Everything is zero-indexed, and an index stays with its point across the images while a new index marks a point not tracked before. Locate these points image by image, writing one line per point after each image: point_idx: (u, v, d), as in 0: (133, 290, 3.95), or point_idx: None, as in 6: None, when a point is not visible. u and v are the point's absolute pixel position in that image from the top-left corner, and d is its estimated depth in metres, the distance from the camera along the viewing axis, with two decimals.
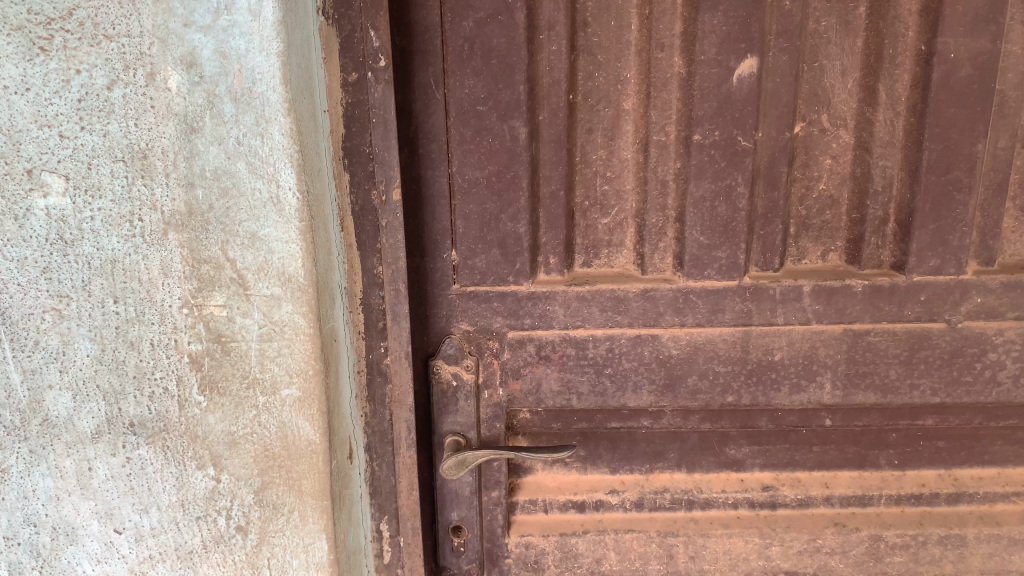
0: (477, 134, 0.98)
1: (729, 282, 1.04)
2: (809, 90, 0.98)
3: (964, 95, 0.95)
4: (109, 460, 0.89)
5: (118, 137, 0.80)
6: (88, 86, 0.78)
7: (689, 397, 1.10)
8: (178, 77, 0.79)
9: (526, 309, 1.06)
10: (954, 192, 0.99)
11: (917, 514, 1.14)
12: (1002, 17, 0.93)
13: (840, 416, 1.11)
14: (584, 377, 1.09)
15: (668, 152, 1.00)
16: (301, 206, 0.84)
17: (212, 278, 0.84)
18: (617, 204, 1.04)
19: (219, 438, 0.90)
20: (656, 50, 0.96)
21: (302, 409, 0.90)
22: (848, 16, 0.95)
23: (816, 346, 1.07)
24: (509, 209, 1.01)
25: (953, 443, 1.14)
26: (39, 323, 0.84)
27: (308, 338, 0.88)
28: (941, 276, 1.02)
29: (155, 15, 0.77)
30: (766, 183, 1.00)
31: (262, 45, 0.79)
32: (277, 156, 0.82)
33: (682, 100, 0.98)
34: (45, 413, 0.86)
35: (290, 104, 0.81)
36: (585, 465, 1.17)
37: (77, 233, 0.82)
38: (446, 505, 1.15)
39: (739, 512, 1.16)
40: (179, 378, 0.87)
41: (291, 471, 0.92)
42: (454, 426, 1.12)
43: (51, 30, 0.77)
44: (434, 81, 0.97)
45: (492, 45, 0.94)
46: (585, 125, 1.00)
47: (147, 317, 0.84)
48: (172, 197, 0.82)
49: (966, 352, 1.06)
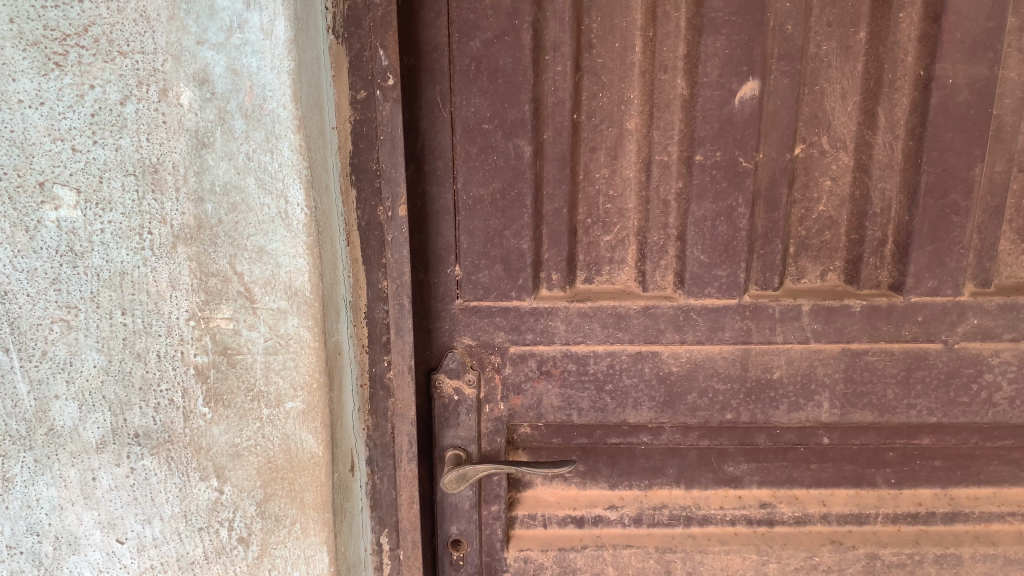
0: (483, 152, 1.00)
1: (729, 300, 1.05)
2: (809, 113, 1.00)
3: (962, 119, 0.97)
4: (114, 470, 0.89)
5: (130, 151, 0.81)
6: (101, 101, 0.79)
7: (688, 414, 1.11)
8: (191, 93, 0.80)
9: (528, 324, 1.07)
10: (952, 215, 1.00)
11: (914, 533, 1.15)
12: (999, 44, 0.94)
13: (837, 435, 1.12)
14: (585, 393, 1.10)
15: (670, 171, 1.01)
16: (309, 221, 0.85)
17: (219, 291, 0.86)
18: (619, 222, 1.05)
19: (223, 450, 0.90)
20: (659, 72, 0.98)
21: (306, 422, 0.91)
22: (848, 41, 0.97)
23: (815, 365, 1.08)
24: (513, 226, 1.02)
25: (949, 462, 1.15)
26: (48, 333, 0.84)
27: (313, 351, 0.89)
28: (938, 297, 1.04)
29: (169, 32, 0.79)
30: (766, 204, 1.01)
31: (273, 63, 0.81)
32: (286, 172, 0.84)
33: (685, 120, 0.99)
34: (50, 422, 0.87)
35: (300, 122, 0.83)
36: (585, 480, 1.17)
37: (87, 245, 0.82)
38: (446, 519, 1.15)
39: (737, 528, 1.16)
40: (184, 391, 0.88)
41: (294, 483, 0.93)
42: (455, 440, 1.13)
43: (66, 46, 0.78)
44: (440, 99, 0.99)
45: (498, 65, 0.96)
46: (589, 144, 1.01)
47: (154, 329, 0.85)
48: (181, 211, 0.83)
49: (962, 373, 1.07)
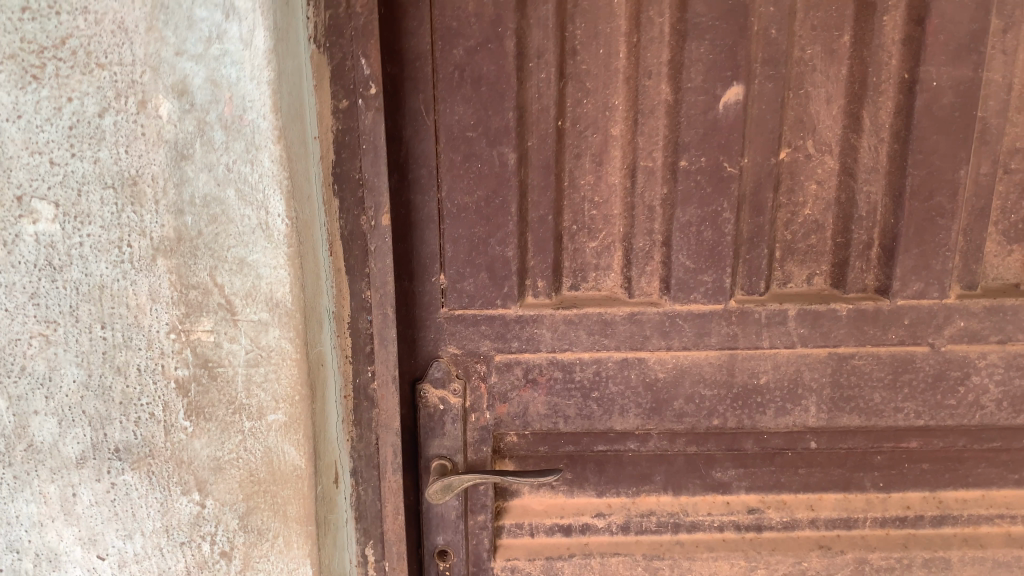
0: (466, 159, 0.99)
1: (715, 305, 1.04)
2: (794, 116, 0.99)
3: (947, 121, 0.97)
4: (93, 485, 0.88)
5: (109, 164, 0.80)
6: (79, 114, 0.78)
7: (675, 420, 1.10)
8: (169, 105, 0.79)
9: (514, 331, 1.06)
10: (937, 217, 1.00)
11: (902, 537, 1.15)
12: (983, 46, 0.94)
13: (825, 438, 1.12)
14: (571, 400, 1.09)
15: (655, 178, 1.01)
16: (289, 232, 0.84)
17: (200, 303, 0.84)
18: (604, 227, 1.04)
19: (204, 463, 0.89)
20: (643, 77, 0.97)
21: (288, 434, 0.90)
22: (833, 45, 0.96)
23: (802, 369, 1.07)
24: (497, 234, 1.01)
25: (937, 465, 1.15)
26: (26, 348, 0.83)
27: (295, 363, 0.88)
28: (924, 300, 1.03)
29: (147, 43, 0.77)
30: (751, 209, 1.01)
31: (252, 73, 0.79)
32: (267, 182, 0.82)
33: (669, 126, 0.98)
34: (30, 438, 0.86)
35: (280, 131, 0.81)
36: (572, 488, 1.16)
37: (65, 258, 0.81)
38: (433, 529, 1.14)
39: (725, 534, 1.16)
40: (165, 404, 0.87)
41: (276, 496, 0.91)
42: (440, 450, 1.12)
43: (43, 59, 0.76)
44: (424, 108, 0.97)
45: (482, 73, 0.95)
46: (573, 150, 1.00)
47: (135, 343, 0.84)
48: (161, 224, 0.82)
49: (949, 376, 1.07)
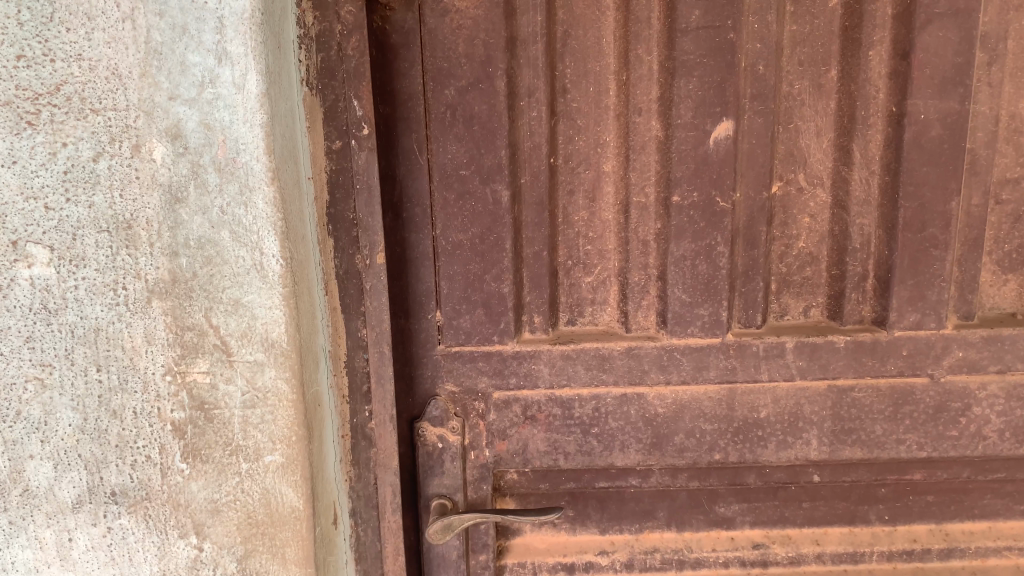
0: (460, 197, 1.00)
1: (713, 338, 1.04)
2: (785, 150, 1.01)
3: (936, 153, 0.97)
4: (90, 530, 0.88)
5: (103, 208, 0.81)
6: (74, 158, 0.80)
7: (676, 455, 1.09)
8: (163, 148, 0.81)
9: (511, 368, 1.06)
10: (930, 248, 1.00)
11: (910, 571, 1.14)
12: (968, 78, 0.95)
13: (828, 471, 1.11)
14: (571, 436, 1.08)
15: (648, 213, 1.02)
16: (284, 273, 0.85)
17: (195, 344, 0.85)
18: (600, 262, 1.05)
19: (201, 506, 0.89)
20: (633, 114, 0.98)
21: (285, 475, 0.90)
22: (820, 79, 0.98)
23: (801, 403, 1.07)
24: (493, 270, 1.02)
25: (942, 497, 1.14)
26: (21, 393, 0.83)
27: (291, 404, 0.88)
28: (921, 330, 1.03)
29: (141, 89, 0.79)
30: (745, 242, 1.01)
31: (245, 116, 0.81)
32: (261, 223, 0.83)
33: (660, 162, 1.00)
34: (25, 483, 0.86)
35: (274, 173, 0.83)
36: (574, 525, 1.16)
37: (60, 302, 0.82)
38: (433, 569, 1.12)
39: (731, 570, 1.14)
40: (162, 447, 0.87)
41: (274, 538, 0.91)
42: (440, 489, 1.11)
43: (38, 105, 0.78)
44: (417, 147, 0.99)
45: (474, 112, 0.97)
46: (566, 187, 1.02)
47: (129, 385, 0.85)
48: (156, 266, 0.83)
49: (950, 407, 1.06)
